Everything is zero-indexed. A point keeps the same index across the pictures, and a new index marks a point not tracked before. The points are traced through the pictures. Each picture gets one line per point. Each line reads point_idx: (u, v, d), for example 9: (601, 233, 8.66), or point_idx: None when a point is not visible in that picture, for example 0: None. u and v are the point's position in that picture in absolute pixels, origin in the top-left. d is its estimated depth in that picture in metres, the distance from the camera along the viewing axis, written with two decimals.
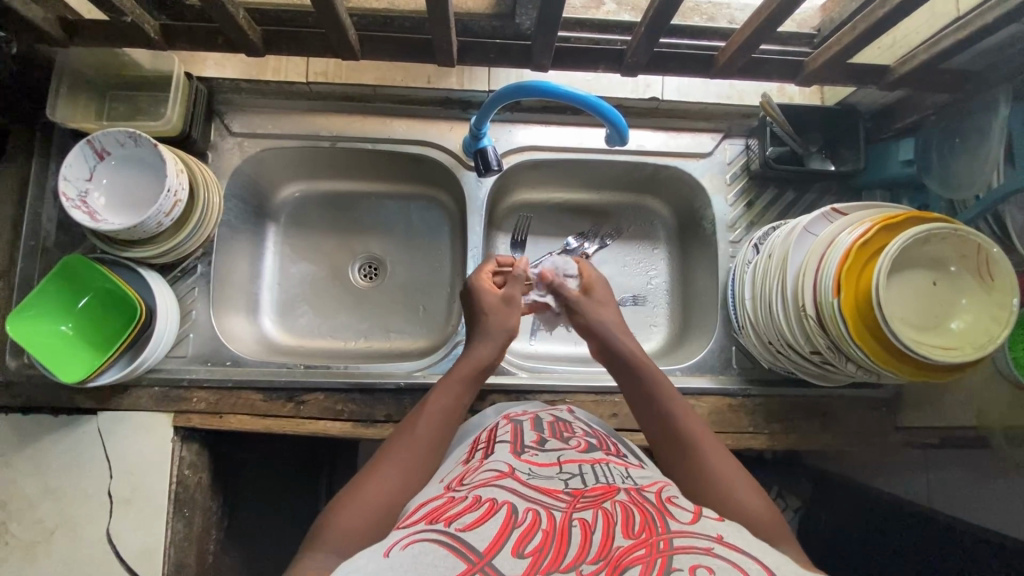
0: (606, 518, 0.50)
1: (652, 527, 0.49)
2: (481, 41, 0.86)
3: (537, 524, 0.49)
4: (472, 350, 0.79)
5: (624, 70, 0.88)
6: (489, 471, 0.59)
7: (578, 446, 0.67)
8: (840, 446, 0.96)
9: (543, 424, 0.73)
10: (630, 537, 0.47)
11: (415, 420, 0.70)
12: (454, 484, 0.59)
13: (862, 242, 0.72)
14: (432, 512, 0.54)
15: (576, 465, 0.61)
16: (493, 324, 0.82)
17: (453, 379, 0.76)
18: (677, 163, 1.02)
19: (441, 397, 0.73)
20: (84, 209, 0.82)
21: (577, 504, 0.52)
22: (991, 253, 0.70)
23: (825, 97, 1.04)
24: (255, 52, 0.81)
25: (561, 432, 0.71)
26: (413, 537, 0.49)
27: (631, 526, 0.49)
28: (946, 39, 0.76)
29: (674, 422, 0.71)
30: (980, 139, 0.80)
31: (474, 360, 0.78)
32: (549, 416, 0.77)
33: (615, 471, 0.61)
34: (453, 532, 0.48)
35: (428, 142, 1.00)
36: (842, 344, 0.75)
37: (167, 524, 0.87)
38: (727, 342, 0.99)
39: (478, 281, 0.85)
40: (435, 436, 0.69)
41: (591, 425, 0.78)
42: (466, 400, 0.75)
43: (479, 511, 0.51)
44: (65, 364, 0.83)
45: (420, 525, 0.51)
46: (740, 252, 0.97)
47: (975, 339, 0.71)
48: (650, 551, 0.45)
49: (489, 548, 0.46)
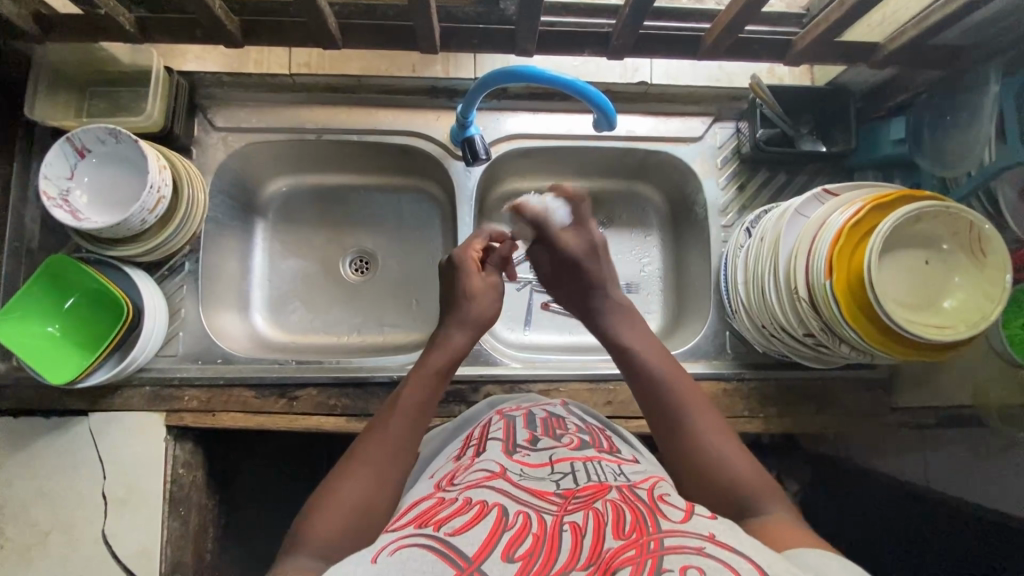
0: (596, 520, 0.49)
1: (643, 526, 0.48)
2: (465, 28, 0.84)
3: (527, 528, 0.49)
4: (447, 337, 0.77)
5: (610, 54, 0.86)
6: (479, 471, 0.59)
7: (571, 443, 0.67)
8: (836, 428, 0.96)
9: (536, 420, 0.73)
10: (621, 538, 0.47)
11: (388, 415, 0.68)
12: (445, 483, 0.59)
13: (853, 223, 0.72)
14: (421, 515, 0.53)
15: (568, 463, 0.61)
16: (471, 309, 0.79)
17: (426, 370, 0.73)
18: (668, 148, 1.01)
19: (413, 390, 0.70)
20: (65, 208, 0.81)
21: (568, 507, 0.52)
22: (985, 229, 0.69)
23: (815, 77, 1.02)
24: (234, 43, 0.80)
25: (554, 428, 0.71)
26: (402, 542, 0.48)
27: (622, 527, 0.48)
28: (935, 14, 0.75)
29: (673, 402, 0.68)
30: (971, 115, 0.79)
31: (448, 349, 0.76)
32: (542, 410, 0.76)
33: (607, 468, 0.61)
34: (443, 537, 0.48)
35: (416, 132, 0.98)
36: (835, 325, 0.75)
37: (163, 524, 0.87)
38: (721, 327, 0.99)
39: (461, 257, 0.82)
40: (410, 431, 0.67)
41: (585, 416, 0.78)
42: (440, 391, 0.73)
43: (469, 514, 0.51)
44: (53, 365, 0.82)
45: (410, 528, 0.51)
46: (733, 236, 0.96)
47: (969, 317, 0.70)
48: (640, 551, 0.45)
49: (478, 554, 0.46)
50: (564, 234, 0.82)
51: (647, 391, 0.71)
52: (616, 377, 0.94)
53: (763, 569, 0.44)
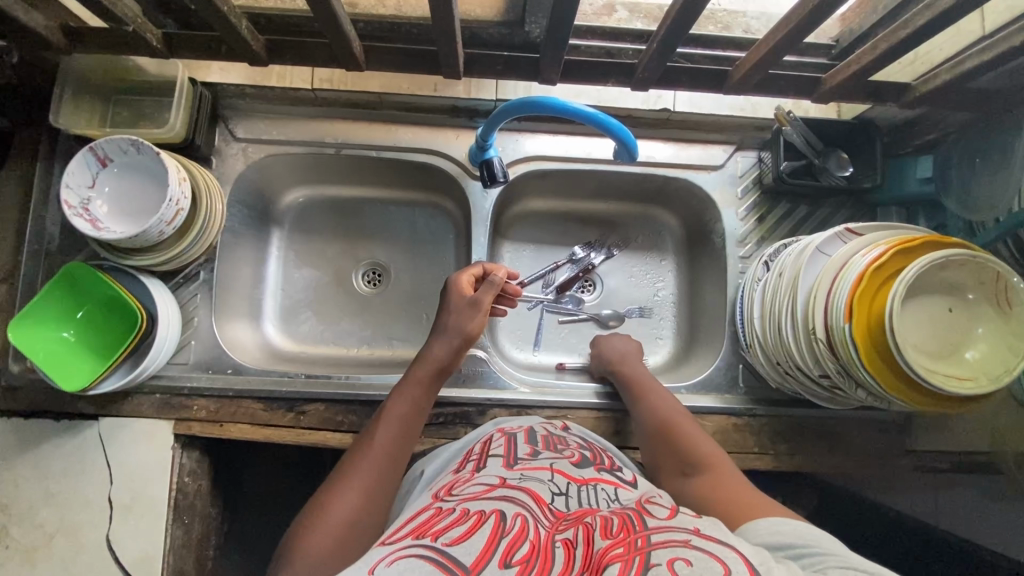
0: (586, 531, 0.50)
1: (630, 527, 0.49)
2: (488, 53, 0.84)
3: (524, 533, 0.49)
4: (428, 351, 0.78)
5: (635, 85, 0.85)
6: (479, 483, 0.59)
7: (572, 457, 0.67)
8: (846, 469, 0.94)
9: (537, 436, 0.73)
10: (609, 538, 0.48)
11: (373, 429, 0.70)
12: (443, 494, 0.60)
13: (875, 266, 0.70)
14: (418, 527, 0.53)
15: (565, 481, 0.61)
16: (452, 323, 0.80)
17: (410, 382, 0.76)
18: (688, 175, 1.00)
19: (397, 404, 0.73)
20: (86, 217, 0.81)
21: (559, 526, 0.52)
22: (1012, 280, 0.68)
23: (842, 111, 1.00)
24: (259, 62, 0.80)
25: (555, 444, 0.71)
26: (400, 553, 0.48)
27: (609, 529, 0.49)
28: (971, 59, 0.73)
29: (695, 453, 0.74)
30: (1002, 158, 0.77)
31: (430, 363, 0.77)
32: (543, 428, 0.76)
33: (600, 494, 0.60)
34: (440, 548, 0.48)
35: (434, 151, 0.98)
36: (852, 369, 0.73)
37: (166, 532, 0.87)
38: (734, 359, 0.97)
39: (456, 283, 0.82)
40: (395, 444, 0.69)
41: (586, 436, 0.78)
42: (425, 403, 0.75)
43: (467, 524, 0.51)
44: (66, 372, 0.83)
45: (408, 539, 0.50)
46: (751, 269, 0.95)
47: (991, 370, 0.69)
48: (628, 548, 0.46)
49: (475, 563, 0.46)
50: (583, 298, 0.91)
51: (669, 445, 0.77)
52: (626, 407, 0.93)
53: (749, 559, 0.45)
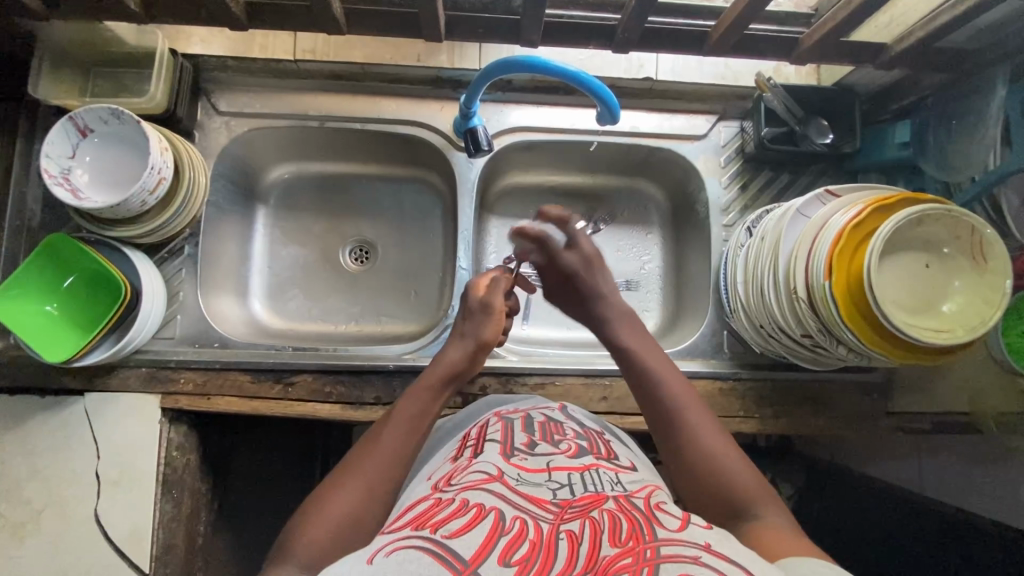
0: (592, 528, 0.49)
1: (640, 534, 0.48)
2: (470, 16, 0.84)
3: (524, 533, 0.49)
4: (442, 355, 0.79)
5: (616, 47, 0.86)
6: (477, 472, 0.59)
7: (568, 450, 0.66)
8: (831, 431, 0.95)
9: (533, 424, 0.72)
10: (617, 546, 0.47)
11: (380, 428, 0.69)
12: (442, 484, 0.60)
13: (854, 225, 0.71)
14: (418, 516, 0.53)
15: (565, 473, 0.60)
16: (468, 330, 0.81)
17: (422, 388, 0.74)
18: (672, 145, 1.01)
19: (408, 405, 0.71)
20: (66, 186, 0.81)
21: (564, 516, 0.52)
22: (986, 233, 0.69)
23: (822, 77, 1.01)
24: (238, 25, 0.80)
25: (552, 433, 0.70)
26: (398, 543, 0.48)
27: (618, 534, 0.49)
28: (944, 16, 0.75)
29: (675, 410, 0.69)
30: (977, 120, 0.79)
31: (444, 365, 0.77)
32: (540, 415, 0.76)
33: (604, 478, 0.60)
34: (439, 540, 0.48)
35: (418, 122, 0.98)
36: (833, 327, 0.74)
37: (156, 505, 0.87)
38: (719, 326, 0.98)
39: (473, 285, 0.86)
40: (401, 443, 0.67)
41: (584, 423, 0.78)
42: (434, 409, 0.73)
43: (466, 517, 0.51)
44: (49, 344, 0.82)
45: (407, 530, 0.51)
46: (734, 235, 0.96)
47: (967, 322, 0.70)
48: (636, 559, 0.45)
49: (475, 557, 0.46)
50: (563, 252, 0.87)
51: (639, 386, 0.74)
52: (612, 374, 0.94)
53: None
